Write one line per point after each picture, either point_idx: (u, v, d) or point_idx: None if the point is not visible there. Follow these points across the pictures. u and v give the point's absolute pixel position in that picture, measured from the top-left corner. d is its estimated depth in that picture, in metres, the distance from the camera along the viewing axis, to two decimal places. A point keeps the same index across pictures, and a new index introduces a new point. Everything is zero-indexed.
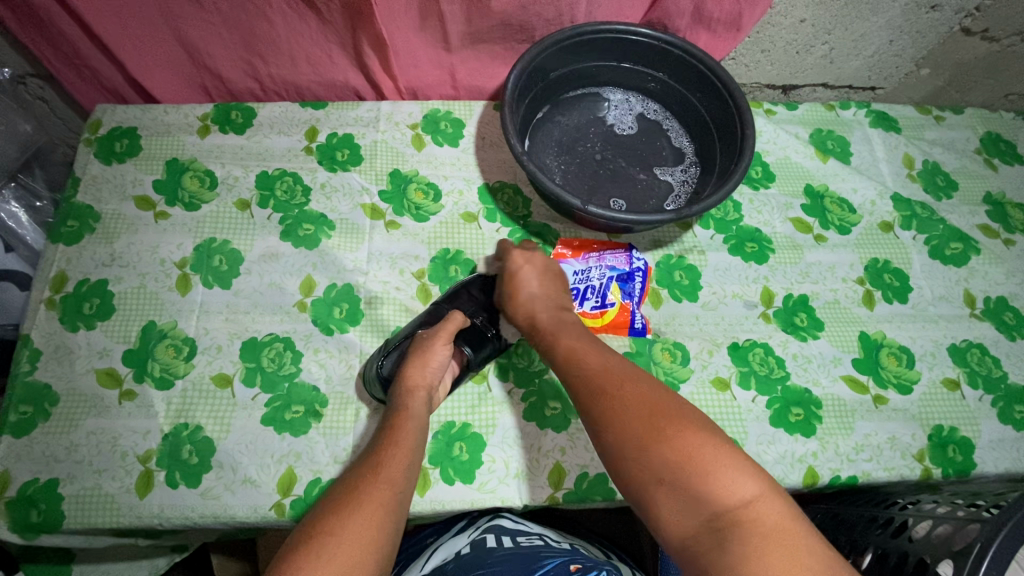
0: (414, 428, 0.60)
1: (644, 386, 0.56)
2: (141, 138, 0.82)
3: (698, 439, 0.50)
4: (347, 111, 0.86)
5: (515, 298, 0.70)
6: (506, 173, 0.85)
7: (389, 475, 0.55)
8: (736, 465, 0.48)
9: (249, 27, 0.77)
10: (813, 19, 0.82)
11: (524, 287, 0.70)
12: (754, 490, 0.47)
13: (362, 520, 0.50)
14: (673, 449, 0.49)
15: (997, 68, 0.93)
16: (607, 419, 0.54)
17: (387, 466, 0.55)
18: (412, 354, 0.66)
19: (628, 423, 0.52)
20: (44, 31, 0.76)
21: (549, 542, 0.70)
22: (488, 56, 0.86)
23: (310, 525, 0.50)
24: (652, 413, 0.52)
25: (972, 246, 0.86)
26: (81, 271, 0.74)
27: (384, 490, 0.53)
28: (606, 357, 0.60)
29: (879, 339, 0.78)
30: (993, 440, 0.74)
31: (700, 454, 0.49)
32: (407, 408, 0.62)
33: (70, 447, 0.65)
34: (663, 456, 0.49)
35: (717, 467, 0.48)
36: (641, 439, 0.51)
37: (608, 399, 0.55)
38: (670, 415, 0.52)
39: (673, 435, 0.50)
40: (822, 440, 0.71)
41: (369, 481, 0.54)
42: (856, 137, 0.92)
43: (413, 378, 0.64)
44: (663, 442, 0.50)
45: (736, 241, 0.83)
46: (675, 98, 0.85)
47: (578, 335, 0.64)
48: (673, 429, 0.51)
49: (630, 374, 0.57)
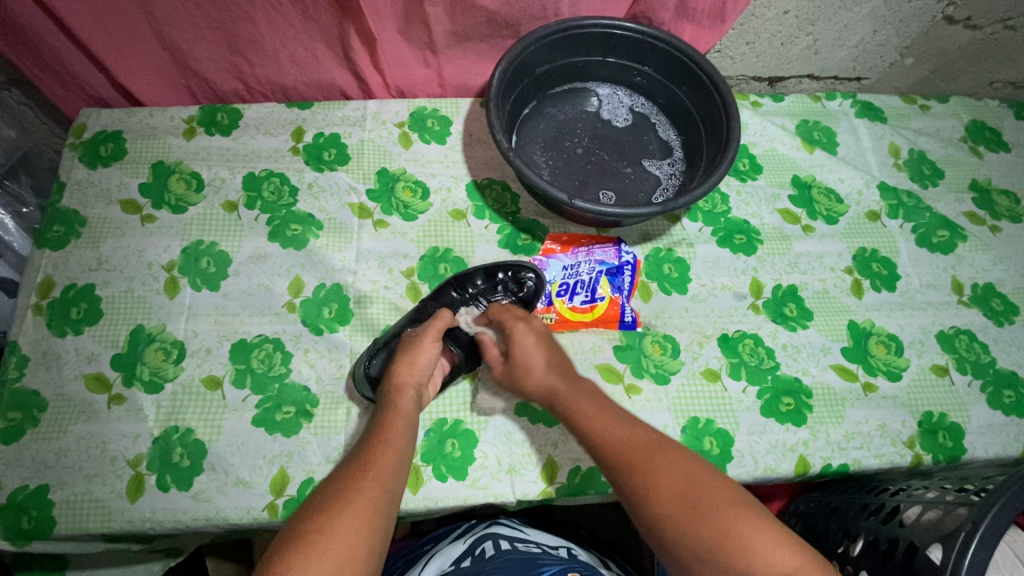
0: (404, 424, 0.60)
1: (680, 462, 0.58)
2: (126, 141, 0.82)
3: (738, 516, 0.53)
4: (334, 110, 0.86)
5: (528, 372, 0.65)
6: (494, 170, 0.85)
7: (379, 472, 0.55)
8: (776, 540, 0.52)
9: (232, 28, 0.77)
10: (796, 11, 0.83)
11: (534, 363, 0.65)
12: (793, 564, 0.51)
13: (352, 517, 0.50)
14: (717, 527, 0.53)
15: (980, 57, 0.94)
16: (651, 497, 0.56)
17: (378, 462, 0.56)
18: (399, 355, 0.65)
19: (670, 504, 0.55)
20: (23, 40, 0.75)
21: (547, 550, 0.70)
22: (474, 53, 0.86)
23: (299, 523, 0.50)
24: (694, 492, 0.55)
25: (958, 233, 0.86)
26: (68, 276, 0.74)
27: (374, 486, 0.53)
28: (633, 430, 0.61)
29: (868, 327, 0.79)
30: (983, 425, 0.74)
31: (741, 530, 0.52)
32: (397, 405, 0.61)
33: (60, 453, 0.65)
34: (705, 533, 0.53)
35: (758, 542, 0.51)
36: (685, 518, 0.54)
37: (646, 479, 0.56)
38: (712, 487, 0.55)
39: (716, 513, 0.53)
40: (813, 429, 0.72)
41: (360, 477, 0.54)
42: (842, 127, 0.93)
43: (401, 377, 0.63)
44: (705, 520, 0.53)
45: (725, 233, 0.83)
46: (660, 92, 0.86)
47: (601, 405, 0.63)
48: (715, 507, 0.54)
49: (665, 448, 0.59)
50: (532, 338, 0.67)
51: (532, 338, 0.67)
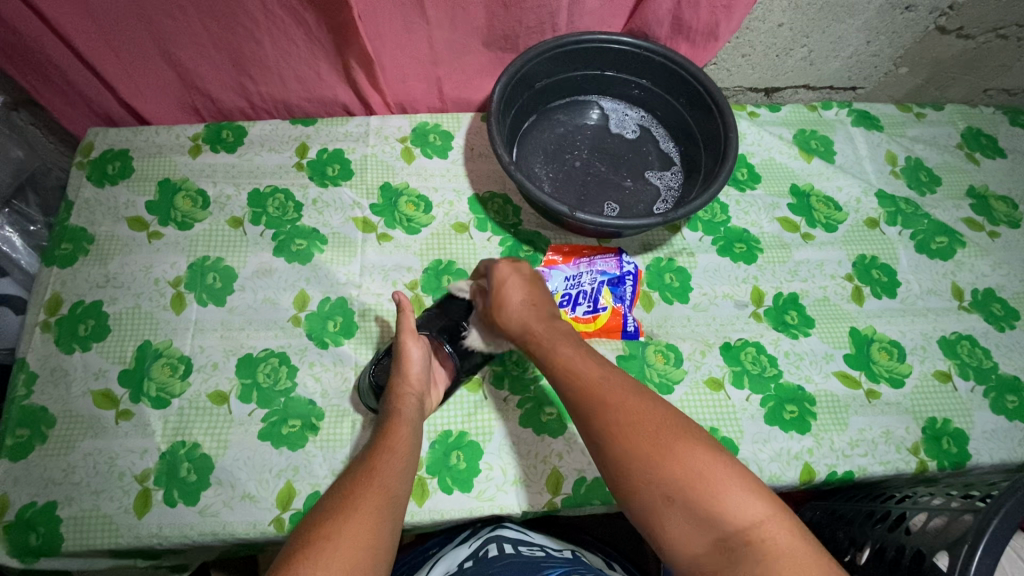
0: (407, 431, 0.61)
1: (648, 404, 0.54)
2: (134, 160, 0.83)
3: (703, 456, 0.50)
4: (337, 127, 0.88)
5: (503, 307, 0.66)
6: (495, 183, 0.86)
7: (384, 478, 0.55)
8: (744, 484, 0.48)
9: (237, 47, 0.79)
10: (790, 23, 0.84)
11: (511, 297, 0.66)
12: (758, 511, 0.47)
13: (359, 521, 0.50)
14: (679, 468, 0.49)
15: (973, 65, 0.95)
16: (611, 436, 0.53)
17: (383, 470, 0.56)
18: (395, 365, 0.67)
19: (630, 440, 0.52)
20: (29, 62, 0.77)
21: (551, 552, 0.70)
22: (474, 68, 0.87)
23: (307, 530, 0.50)
24: (659, 431, 0.52)
25: (957, 239, 0.87)
26: (77, 293, 0.75)
27: (380, 492, 0.54)
28: (604, 367, 0.58)
29: (870, 333, 0.79)
30: (987, 430, 0.74)
31: (706, 475, 0.49)
32: (400, 412, 0.62)
33: (68, 469, 0.65)
34: (670, 474, 0.49)
35: (723, 485, 0.48)
36: (647, 458, 0.50)
37: (607, 419, 0.53)
38: (677, 432, 0.52)
39: (680, 456, 0.50)
40: (817, 437, 0.72)
41: (365, 484, 0.54)
42: (839, 136, 0.94)
43: (399, 386, 0.64)
44: (667, 460, 0.50)
45: (725, 242, 0.84)
46: (658, 104, 0.87)
47: (579, 345, 0.61)
48: (682, 448, 0.50)
49: (632, 391, 0.56)
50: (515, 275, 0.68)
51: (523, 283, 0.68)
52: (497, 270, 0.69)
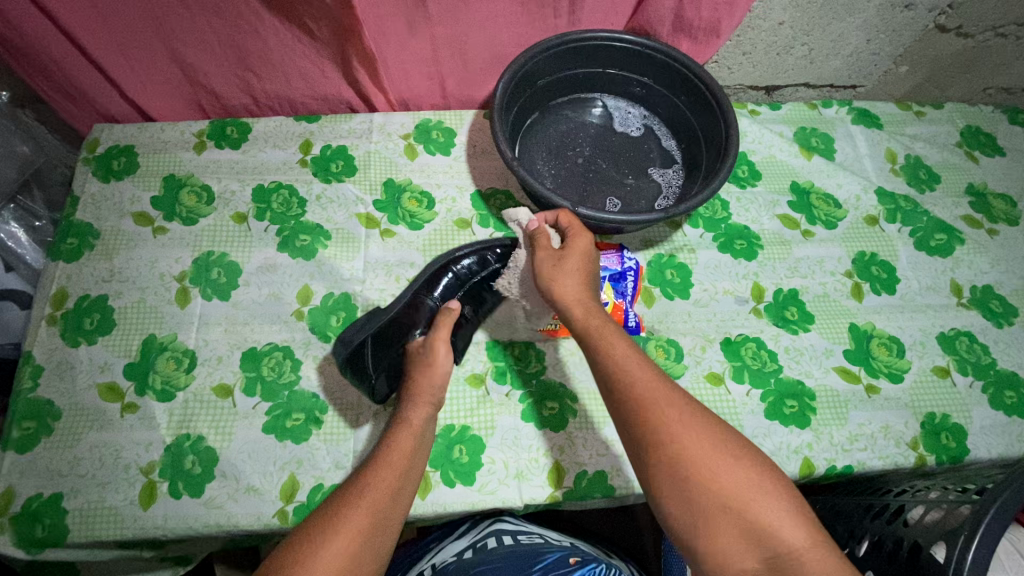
0: (415, 435, 0.61)
1: (700, 413, 0.54)
2: (139, 156, 0.84)
3: (752, 475, 0.50)
4: (341, 124, 0.88)
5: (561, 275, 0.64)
6: (497, 179, 0.87)
7: (387, 485, 0.55)
8: (791, 507, 0.48)
9: (242, 45, 0.79)
10: (791, 22, 0.85)
11: (564, 277, 0.63)
12: (806, 537, 0.47)
13: (355, 530, 0.51)
14: (734, 483, 0.49)
15: (973, 64, 0.96)
16: (666, 442, 0.51)
17: (387, 474, 0.56)
18: (420, 365, 0.65)
19: (689, 451, 0.51)
20: (36, 61, 0.78)
21: (550, 540, 0.71)
22: (476, 65, 0.88)
23: (304, 532, 0.51)
24: (712, 443, 0.51)
25: (956, 237, 0.88)
26: (82, 287, 0.75)
27: (382, 498, 0.54)
28: (657, 370, 0.57)
29: (869, 329, 0.80)
30: (985, 426, 0.75)
31: (760, 493, 0.49)
32: (409, 417, 0.62)
33: (74, 461, 0.66)
34: (724, 489, 0.49)
35: (774, 506, 0.48)
36: (702, 468, 0.50)
37: (662, 422, 0.52)
38: (730, 445, 0.52)
39: (734, 471, 0.50)
40: (817, 431, 0.72)
41: (362, 492, 0.54)
42: (839, 134, 0.95)
43: (424, 387, 0.63)
44: (724, 474, 0.49)
45: (725, 239, 0.84)
46: (659, 102, 0.88)
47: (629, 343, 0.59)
48: (733, 463, 0.50)
49: (684, 396, 0.55)
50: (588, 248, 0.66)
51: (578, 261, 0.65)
52: (554, 247, 0.65)
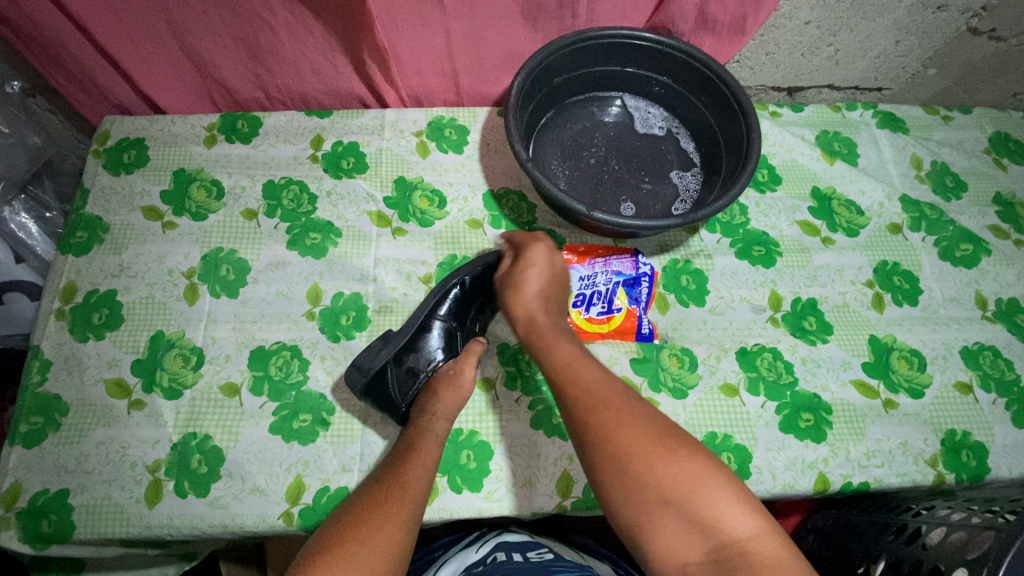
0: (433, 443, 0.63)
1: (644, 409, 0.55)
2: (148, 148, 0.83)
3: (693, 466, 0.51)
4: (352, 119, 0.87)
5: (518, 291, 0.68)
6: (511, 179, 0.85)
7: (413, 490, 0.58)
8: (734, 497, 0.49)
9: (253, 37, 0.78)
10: (818, 21, 0.82)
11: (529, 279, 0.68)
12: (753, 525, 0.48)
13: (388, 531, 0.54)
14: (676, 474, 0.50)
15: (1005, 68, 0.93)
16: (606, 434, 0.53)
17: (411, 480, 0.59)
18: (443, 386, 0.67)
19: (627, 443, 0.52)
20: (45, 46, 0.76)
21: (560, 556, 0.68)
22: (491, 62, 0.86)
23: (337, 534, 0.54)
24: (652, 441, 0.52)
25: (982, 247, 0.85)
26: (91, 281, 0.75)
27: (409, 504, 0.57)
28: (603, 373, 0.58)
29: (889, 342, 0.78)
30: (1007, 444, 0.73)
31: (702, 485, 0.49)
32: (429, 426, 0.64)
33: (80, 458, 0.66)
34: (664, 479, 0.50)
35: (715, 495, 0.49)
36: (642, 463, 0.51)
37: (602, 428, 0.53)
38: (675, 439, 0.53)
39: (678, 462, 0.51)
40: (833, 446, 0.71)
41: (394, 496, 0.57)
42: (862, 138, 0.92)
43: (449, 406, 0.66)
44: (663, 467, 0.50)
45: (743, 245, 0.82)
46: (678, 102, 0.85)
47: (579, 347, 0.62)
48: (674, 456, 0.51)
49: (627, 398, 0.56)
50: (545, 262, 0.69)
51: (544, 279, 0.68)
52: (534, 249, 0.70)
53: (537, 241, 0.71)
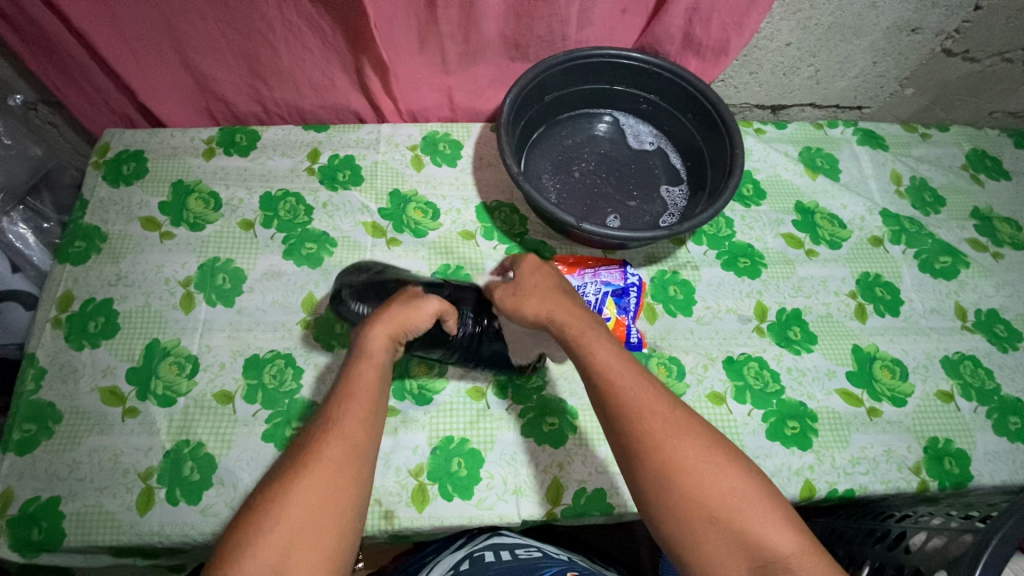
0: (376, 374, 0.58)
1: (695, 421, 0.55)
2: (148, 160, 0.85)
3: (743, 482, 0.52)
4: (349, 133, 0.89)
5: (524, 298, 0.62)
6: (503, 193, 0.87)
7: (341, 432, 0.53)
8: (785, 518, 0.51)
9: (254, 54, 0.81)
10: (797, 43, 0.85)
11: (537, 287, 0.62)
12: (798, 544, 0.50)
13: (310, 482, 0.50)
14: (733, 490, 0.51)
15: (979, 87, 0.96)
16: (659, 452, 0.52)
17: (340, 422, 0.54)
18: (400, 302, 0.62)
19: (684, 463, 0.52)
20: (52, 54, 0.78)
21: (549, 555, 0.69)
22: (485, 79, 0.89)
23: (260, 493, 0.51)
24: (705, 459, 0.52)
25: (961, 260, 0.87)
26: (88, 290, 0.76)
27: (337, 447, 0.52)
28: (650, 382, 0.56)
29: (872, 351, 0.79)
30: (989, 452, 0.74)
31: (752, 506, 0.51)
32: (369, 346, 0.58)
33: (73, 465, 0.66)
34: (720, 500, 0.51)
35: (766, 517, 0.50)
36: (699, 478, 0.51)
37: (657, 441, 0.53)
38: (727, 453, 0.53)
39: (734, 479, 0.52)
40: (818, 453, 0.72)
41: (320, 441, 0.53)
42: (844, 154, 0.95)
43: (395, 323, 0.60)
44: (717, 484, 0.51)
45: (729, 257, 0.84)
46: (665, 119, 0.88)
47: (619, 351, 0.58)
48: (728, 474, 0.52)
49: (674, 404, 0.55)
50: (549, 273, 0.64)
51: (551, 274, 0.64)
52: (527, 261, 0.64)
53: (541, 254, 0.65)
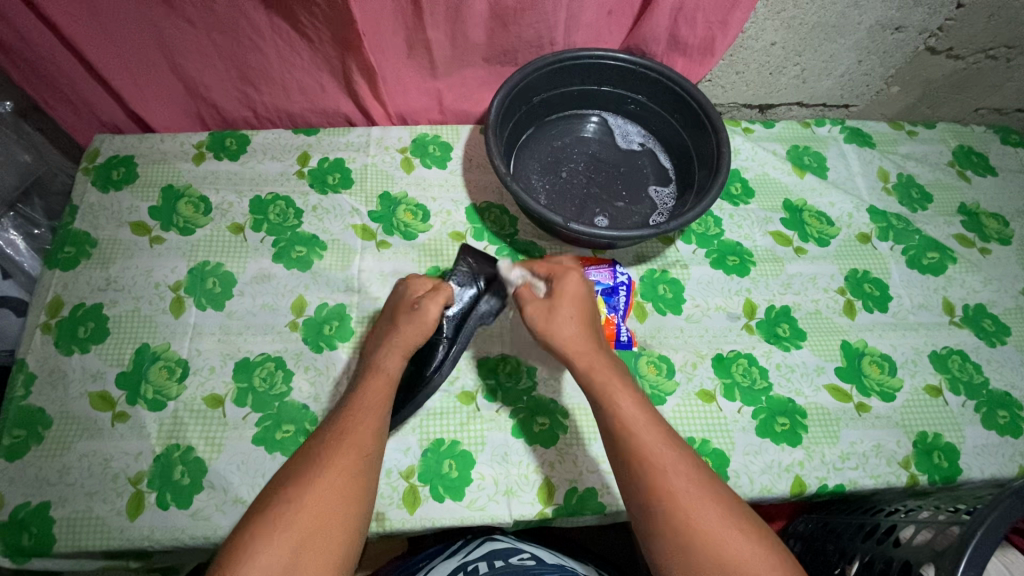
0: (386, 382, 0.62)
1: (712, 480, 0.54)
2: (138, 165, 0.85)
3: (760, 547, 0.50)
4: (339, 136, 0.89)
5: (552, 322, 0.62)
6: (493, 194, 0.88)
7: (356, 437, 0.57)
8: None
9: (242, 58, 0.81)
10: (782, 42, 0.86)
11: (569, 315, 0.63)
12: None
13: (325, 482, 0.53)
14: (748, 554, 0.49)
15: (964, 85, 0.97)
16: (675, 508, 0.51)
17: (354, 429, 0.57)
18: (405, 319, 0.66)
19: (699, 522, 0.51)
20: (40, 71, 0.79)
21: (541, 561, 0.69)
22: (474, 81, 0.89)
23: (271, 491, 0.53)
24: (722, 519, 0.51)
25: (948, 255, 0.88)
26: (77, 296, 0.76)
27: (351, 452, 0.55)
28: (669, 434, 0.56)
29: (861, 347, 0.80)
30: (978, 445, 0.74)
31: (769, 573, 0.49)
32: (382, 364, 0.64)
33: (63, 470, 0.66)
34: (735, 566, 0.49)
35: None
36: (714, 540, 0.50)
37: (673, 496, 0.52)
38: (742, 514, 0.52)
39: (750, 542, 0.50)
40: (809, 450, 0.72)
41: (334, 447, 0.56)
42: (831, 152, 0.96)
43: (407, 341, 0.65)
44: (731, 548, 0.50)
45: (718, 255, 0.85)
46: (653, 119, 0.89)
47: (641, 400, 0.58)
48: (744, 537, 0.50)
49: (693, 460, 0.55)
50: (579, 291, 0.65)
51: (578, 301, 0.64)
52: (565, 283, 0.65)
53: (574, 272, 0.66)
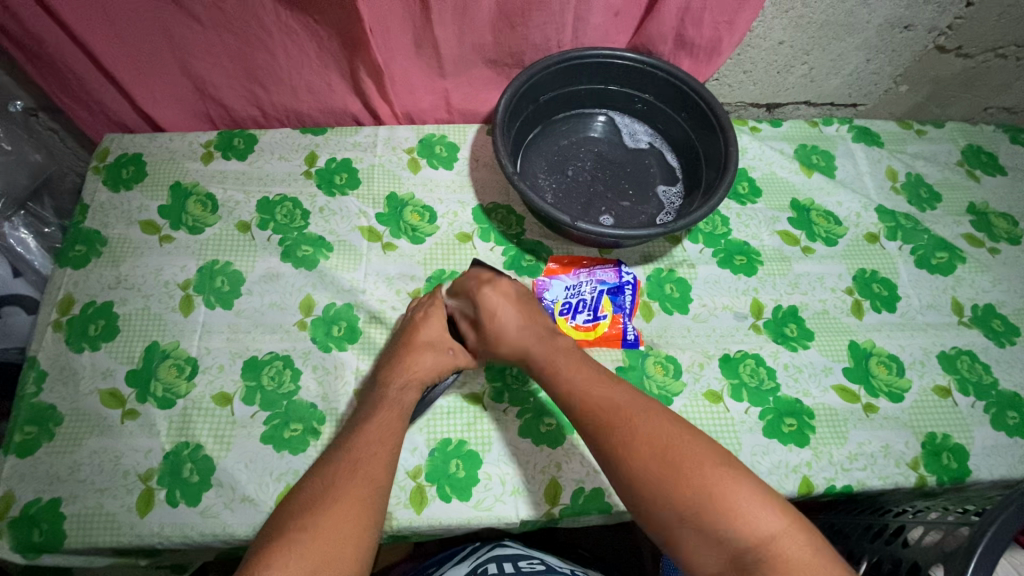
0: (397, 415, 0.64)
1: (658, 420, 0.57)
2: (147, 164, 0.85)
3: (711, 472, 0.52)
4: (346, 137, 0.90)
5: (498, 333, 0.70)
6: (499, 194, 0.88)
7: (367, 471, 0.57)
8: (760, 502, 0.50)
9: (251, 58, 0.81)
10: (791, 41, 0.86)
11: (505, 321, 0.70)
12: (776, 525, 0.49)
13: (337, 514, 0.52)
14: (698, 479, 0.51)
15: (973, 83, 0.96)
16: (622, 455, 0.55)
17: (366, 462, 0.57)
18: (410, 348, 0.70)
19: (643, 462, 0.54)
20: (52, 68, 0.80)
21: (550, 566, 0.69)
22: (481, 81, 0.90)
23: (279, 527, 0.52)
24: (668, 456, 0.53)
25: (957, 255, 0.88)
26: (88, 294, 0.76)
27: (362, 484, 0.55)
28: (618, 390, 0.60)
29: (869, 347, 0.80)
30: (987, 446, 0.74)
31: (720, 493, 0.50)
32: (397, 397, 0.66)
33: (74, 467, 0.67)
34: (686, 494, 0.51)
35: (737, 504, 0.50)
36: (663, 474, 0.52)
37: (618, 445, 0.55)
38: (689, 445, 0.54)
39: (699, 471, 0.52)
40: (816, 450, 0.72)
41: (346, 478, 0.56)
42: (839, 152, 0.95)
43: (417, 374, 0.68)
44: (678, 478, 0.52)
45: (725, 254, 0.85)
46: (661, 118, 0.88)
47: (579, 366, 0.64)
48: (691, 466, 0.52)
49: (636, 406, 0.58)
50: (509, 294, 0.72)
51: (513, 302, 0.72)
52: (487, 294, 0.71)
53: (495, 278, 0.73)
